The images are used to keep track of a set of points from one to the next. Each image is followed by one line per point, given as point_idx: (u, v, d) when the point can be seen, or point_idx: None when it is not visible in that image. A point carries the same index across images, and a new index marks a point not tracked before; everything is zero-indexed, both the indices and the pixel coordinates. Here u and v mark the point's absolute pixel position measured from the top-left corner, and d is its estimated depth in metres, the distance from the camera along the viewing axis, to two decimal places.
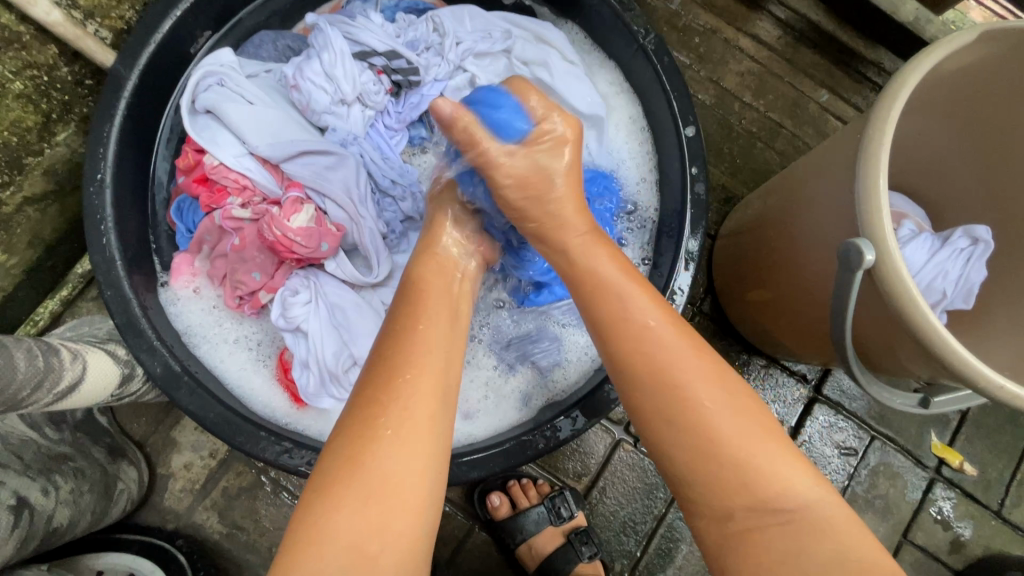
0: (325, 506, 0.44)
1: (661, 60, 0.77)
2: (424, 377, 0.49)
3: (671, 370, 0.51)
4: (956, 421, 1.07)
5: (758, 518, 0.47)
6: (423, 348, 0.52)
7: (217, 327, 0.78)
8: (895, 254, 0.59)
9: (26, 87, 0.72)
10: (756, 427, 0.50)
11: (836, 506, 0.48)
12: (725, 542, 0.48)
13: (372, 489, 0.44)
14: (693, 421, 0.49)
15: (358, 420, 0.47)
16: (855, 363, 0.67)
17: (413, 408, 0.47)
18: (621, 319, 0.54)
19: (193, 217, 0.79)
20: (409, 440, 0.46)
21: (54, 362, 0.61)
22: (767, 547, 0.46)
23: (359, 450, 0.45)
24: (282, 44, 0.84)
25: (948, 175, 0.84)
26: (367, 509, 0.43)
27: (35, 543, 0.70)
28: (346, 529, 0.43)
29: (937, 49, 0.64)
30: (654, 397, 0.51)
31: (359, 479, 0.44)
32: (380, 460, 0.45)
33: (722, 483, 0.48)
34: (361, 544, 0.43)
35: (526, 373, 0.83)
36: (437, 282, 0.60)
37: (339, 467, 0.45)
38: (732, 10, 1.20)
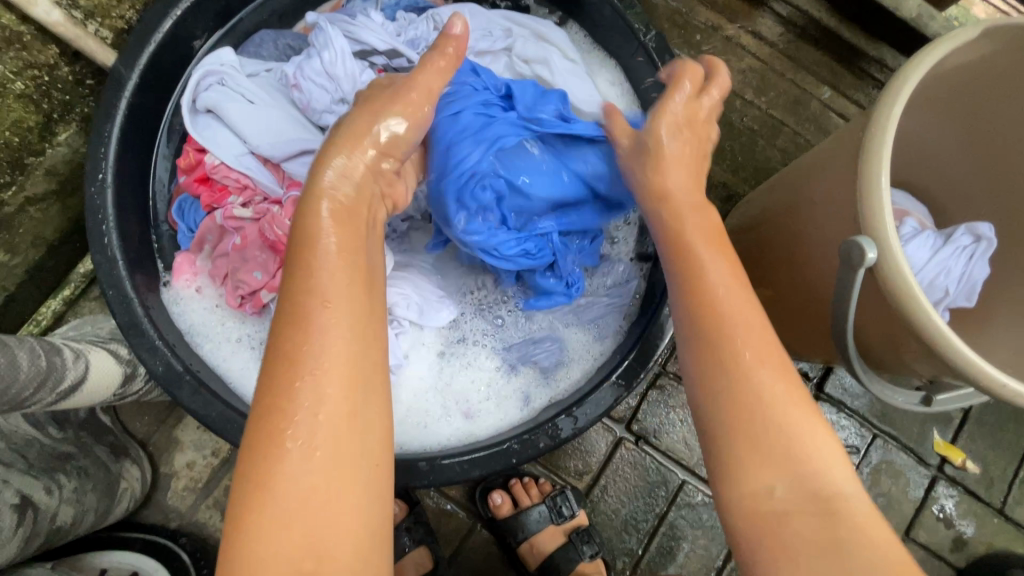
0: (252, 520, 0.42)
1: (663, 60, 0.78)
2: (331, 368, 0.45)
3: (733, 331, 0.53)
4: (958, 420, 1.06)
5: (796, 504, 0.46)
6: (328, 330, 0.47)
7: (220, 327, 0.78)
8: (897, 253, 0.59)
9: (28, 87, 0.72)
10: (788, 393, 0.50)
11: (865, 501, 0.47)
12: (759, 524, 0.47)
13: (304, 489, 0.43)
14: (742, 380, 0.51)
15: (268, 426, 0.44)
16: (856, 360, 0.68)
17: (325, 401, 0.45)
18: (699, 291, 0.57)
19: (194, 216, 0.80)
20: (326, 438, 0.44)
21: (57, 361, 0.61)
22: (795, 536, 0.45)
23: (273, 457, 0.43)
24: (282, 43, 0.84)
25: (950, 172, 0.84)
26: (299, 513, 0.42)
27: (38, 542, 0.70)
28: (279, 540, 0.42)
29: (940, 45, 0.64)
30: (716, 351, 0.53)
31: (278, 481, 0.43)
32: (298, 465, 0.43)
33: (756, 459, 0.48)
34: (300, 544, 0.42)
35: (529, 373, 0.83)
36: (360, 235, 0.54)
37: (257, 477, 0.43)
38: (734, 8, 1.20)
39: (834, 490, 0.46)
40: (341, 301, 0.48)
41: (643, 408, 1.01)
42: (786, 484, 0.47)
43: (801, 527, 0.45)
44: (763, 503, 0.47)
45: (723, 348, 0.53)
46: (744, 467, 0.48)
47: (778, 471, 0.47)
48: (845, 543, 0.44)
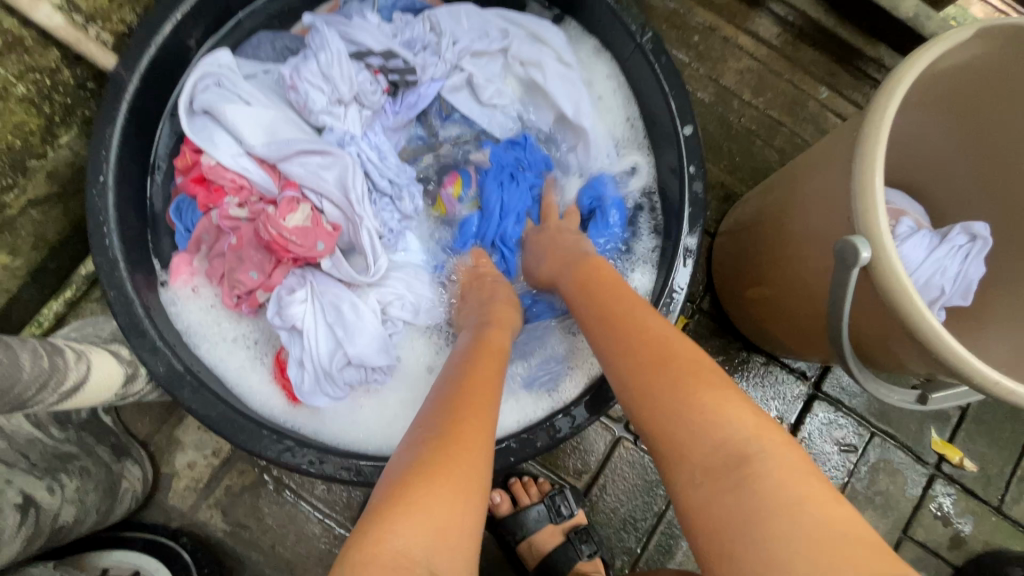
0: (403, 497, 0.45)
1: (659, 59, 0.78)
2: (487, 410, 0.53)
3: (642, 330, 0.58)
4: (956, 418, 1.07)
5: (715, 475, 0.47)
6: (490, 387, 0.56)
7: (217, 327, 0.78)
8: (891, 252, 0.59)
9: (29, 90, 0.73)
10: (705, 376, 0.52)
11: (785, 461, 0.46)
12: (700, 510, 0.47)
13: (447, 502, 0.45)
14: (657, 365, 0.54)
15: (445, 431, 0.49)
16: (850, 358, 0.68)
17: (481, 429, 0.51)
18: (610, 321, 0.61)
19: (192, 217, 0.80)
20: (480, 457, 0.49)
21: (59, 362, 0.62)
22: (719, 509, 0.45)
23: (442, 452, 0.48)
24: (280, 45, 0.85)
25: (945, 172, 0.85)
26: (440, 522, 0.44)
27: (41, 541, 0.70)
28: (418, 527, 0.43)
29: (932, 45, 0.64)
30: (629, 355, 0.56)
31: (435, 487, 0.45)
32: (460, 468, 0.47)
33: (676, 438, 0.50)
34: (429, 553, 0.42)
35: (530, 392, 0.80)
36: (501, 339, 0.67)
37: (420, 464, 0.47)
38: (731, 9, 1.20)
39: (758, 466, 0.46)
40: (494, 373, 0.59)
41: None
42: (703, 461, 0.48)
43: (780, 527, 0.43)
44: (692, 489, 0.48)
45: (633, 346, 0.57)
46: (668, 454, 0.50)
47: (696, 446, 0.49)
48: (761, 508, 0.44)
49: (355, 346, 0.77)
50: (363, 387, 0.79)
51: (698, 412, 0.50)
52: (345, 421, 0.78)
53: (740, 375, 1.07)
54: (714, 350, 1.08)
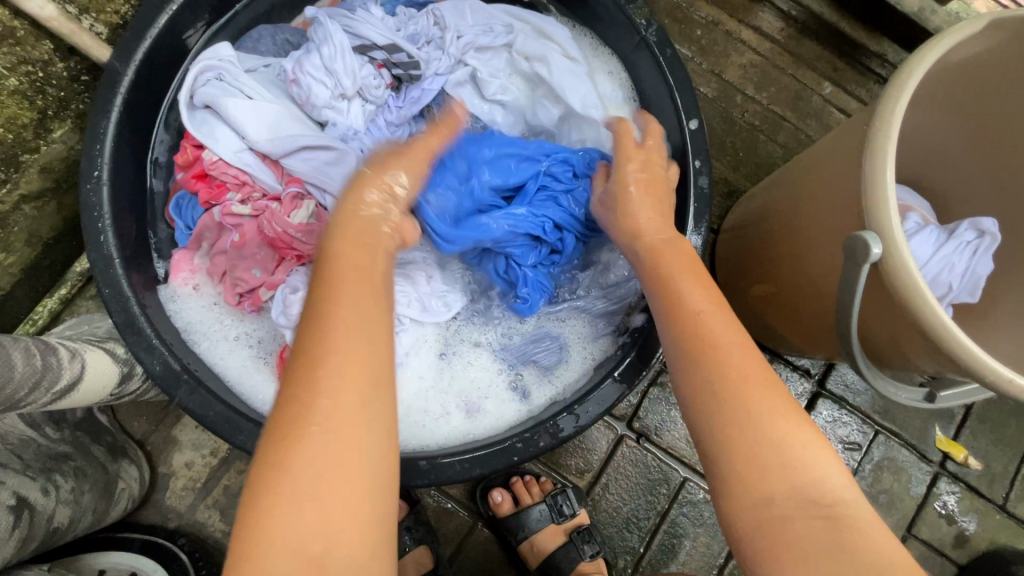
0: (259, 516, 0.43)
1: (663, 52, 0.77)
2: (337, 373, 0.47)
3: (722, 347, 0.53)
4: (961, 416, 1.06)
5: (801, 508, 0.46)
6: (340, 330, 0.49)
7: (217, 324, 0.77)
8: (902, 248, 0.58)
9: (21, 83, 0.71)
10: (785, 410, 0.50)
11: (867, 506, 0.47)
12: (768, 530, 0.46)
13: (309, 490, 0.43)
14: (733, 406, 0.50)
15: (283, 427, 0.45)
16: (858, 355, 0.67)
17: (332, 401, 0.46)
18: (714, 351, 0.52)
19: (192, 214, 0.79)
20: (337, 431, 0.45)
21: (53, 361, 0.60)
22: (797, 543, 0.45)
23: (285, 450, 0.44)
24: (281, 38, 0.83)
25: (953, 168, 0.84)
26: (303, 511, 0.43)
27: (35, 544, 0.69)
28: (283, 539, 0.42)
29: (943, 39, 0.63)
30: (709, 381, 0.51)
31: (288, 483, 0.43)
32: (302, 462, 0.44)
33: (758, 467, 0.48)
34: (303, 546, 0.42)
35: (528, 371, 0.82)
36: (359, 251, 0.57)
37: (271, 468, 0.44)
38: (734, 3, 1.19)
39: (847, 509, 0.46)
40: (352, 309, 0.51)
41: (644, 406, 1.01)
42: (786, 492, 0.47)
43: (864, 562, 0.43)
44: (769, 510, 0.47)
45: (710, 364, 0.52)
46: (740, 475, 0.48)
47: (779, 480, 0.47)
48: (846, 545, 0.44)
49: None
50: None
51: (782, 447, 0.48)
52: None
53: None
54: None
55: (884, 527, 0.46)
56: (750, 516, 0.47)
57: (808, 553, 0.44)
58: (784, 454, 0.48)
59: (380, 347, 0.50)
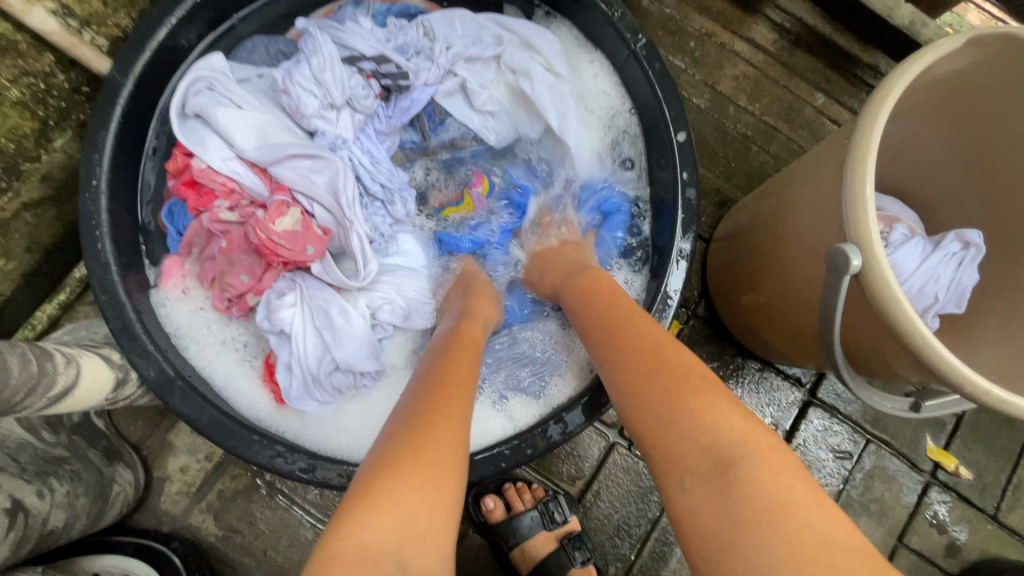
0: (383, 484, 0.45)
1: (652, 66, 0.78)
2: (456, 403, 0.54)
3: (646, 342, 0.58)
4: (952, 425, 1.06)
5: (702, 477, 0.47)
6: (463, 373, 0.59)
7: (208, 331, 0.78)
8: (882, 261, 0.59)
9: (23, 94, 0.73)
10: (696, 388, 0.52)
11: (781, 473, 0.45)
12: (680, 501, 0.47)
13: (426, 478, 0.46)
14: (650, 388, 0.54)
15: (416, 424, 0.50)
16: (842, 365, 0.68)
17: (455, 418, 0.52)
18: (627, 343, 0.59)
19: (184, 221, 0.80)
20: (455, 444, 0.50)
21: (49, 366, 0.61)
22: (701, 507, 0.46)
23: (426, 438, 0.48)
24: (274, 49, 0.85)
25: (939, 181, 0.85)
26: (420, 495, 0.45)
27: (29, 546, 0.70)
28: (395, 512, 0.43)
29: (925, 55, 0.64)
30: (633, 368, 0.56)
31: (417, 464, 0.46)
32: (434, 453, 0.48)
33: (671, 437, 0.50)
34: (415, 523, 0.44)
35: (516, 398, 0.81)
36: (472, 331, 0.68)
37: (402, 447, 0.47)
38: (728, 15, 1.21)
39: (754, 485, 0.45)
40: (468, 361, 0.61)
41: None
42: (693, 461, 0.48)
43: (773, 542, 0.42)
44: (684, 495, 0.47)
45: (639, 356, 0.57)
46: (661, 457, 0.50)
47: (690, 449, 0.48)
48: (738, 509, 0.44)
49: (343, 351, 0.78)
50: (352, 391, 0.80)
51: (692, 416, 0.50)
52: (329, 422, 0.78)
53: (736, 381, 1.07)
54: (709, 355, 1.08)
55: (804, 490, 0.45)
56: (669, 488, 0.49)
57: (719, 530, 0.44)
58: (697, 423, 0.49)
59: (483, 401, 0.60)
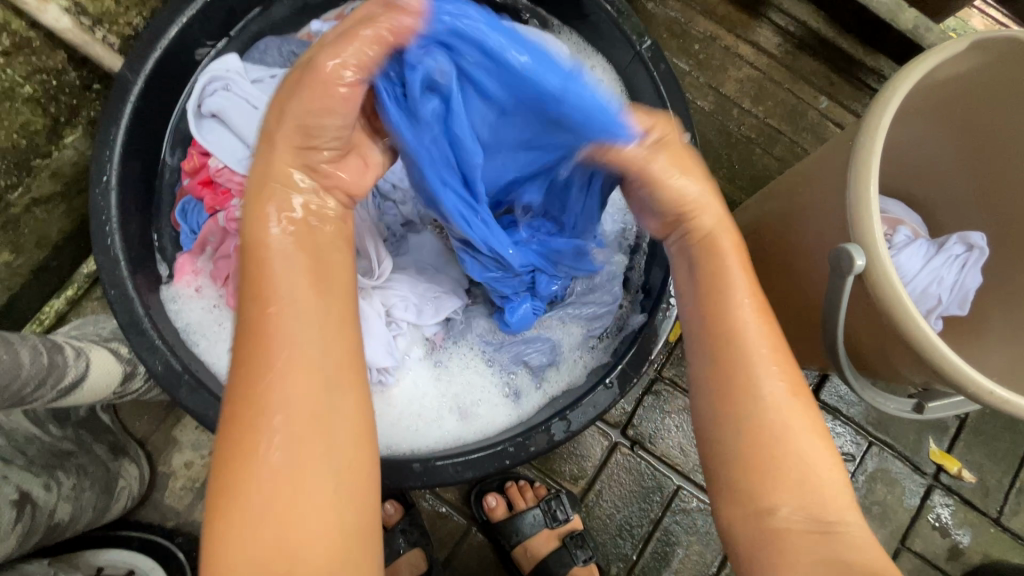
0: (220, 531, 0.40)
1: (658, 67, 0.79)
2: (291, 375, 0.42)
3: (752, 357, 0.49)
4: (954, 428, 1.06)
5: (800, 521, 0.46)
6: (281, 341, 0.42)
7: (217, 327, 0.78)
8: (887, 262, 0.60)
9: (36, 91, 0.74)
10: (811, 429, 0.49)
11: (866, 524, 0.47)
12: (760, 539, 0.47)
13: (275, 500, 0.40)
14: (759, 422, 0.48)
15: (232, 437, 0.41)
16: (845, 366, 0.69)
17: (287, 400, 0.41)
18: (729, 338, 0.50)
19: (197, 218, 0.81)
20: (297, 431, 0.41)
21: (59, 359, 0.61)
22: (794, 550, 0.45)
23: (240, 452, 0.41)
24: (286, 49, 0.84)
25: (943, 184, 0.85)
26: (267, 526, 0.39)
27: (37, 538, 0.70)
28: (251, 552, 0.39)
29: (929, 57, 0.64)
30: (733, 392, 0.49)
31: (247, 494, 0.40)
32: (264, 466, 0.40)
33: (772, 478, 0.47)
34: (270, 552, 0.39)
35: (521, 373, 0.83)
36: (304, 253, 0.46)
37: (228, 473, 0.40)
38: (732, 19, 1.22)
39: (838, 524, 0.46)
40: (288, 312, 0.43)
41: (639, 413, 1.02)
42: (792, 504, 0.46)
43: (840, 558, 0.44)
44: (770, 521, 0.46)
45: (736, 378, 0.49)
46: (748, 494, 0.47)
47: (790, 491, 0.46)
48: (845, 560, 0.44)
49: None
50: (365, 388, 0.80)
51: (803, 460, 0.47)
52: None
53: None
54: None
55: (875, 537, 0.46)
56: (751, 527, 0.47)
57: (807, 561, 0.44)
58: (803, 469, 0.47)
59: (336, 347, 0.44)
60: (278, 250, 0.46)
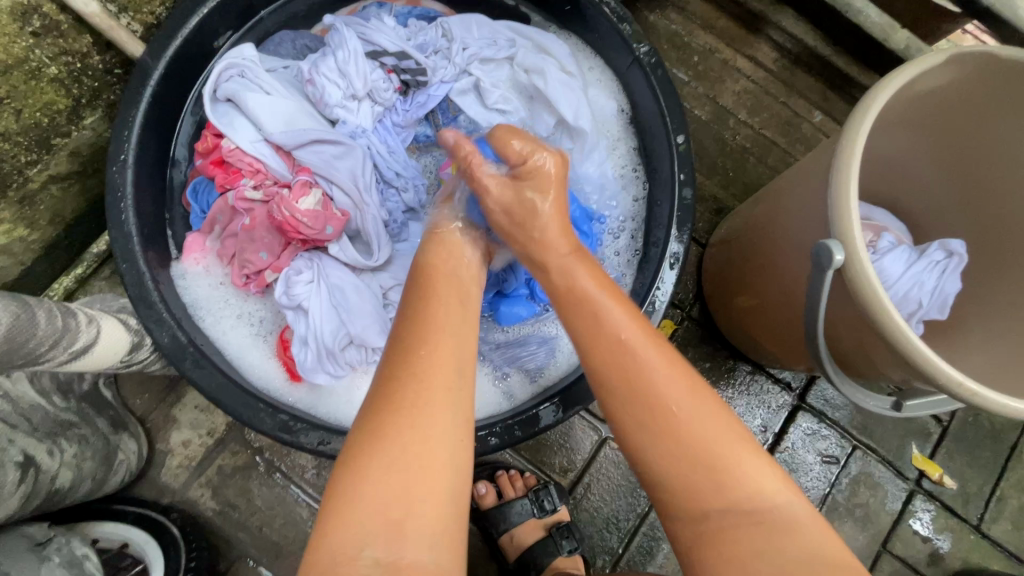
0: (346, 486, 0.46)
1: (655, 72, 0.82)
2: (437, 368, 0.51)
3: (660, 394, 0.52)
4: (937, 435, 1.09)
5: (732, 519, 0.50)
6: (437, 335, 0.54)
7: (223, 304, 0.82)
8: (863, 257, 0.63)
9: (61, 72, 0.77)
10: (730, 430, 0.52)
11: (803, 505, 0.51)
12: (700, 543, 0.51)
13: (401, 472, 0.46)
14: (672, 432, 0.51)
15: (377, 403, 0.49)
16: (827, 360, 0.71)
17: (431, 384, 0.50)
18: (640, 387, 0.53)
19: (207, 198, 0.84)
20: (432, 408, 0.49)
21: (71, 324, 0.64)
22: (744, 548, 0.49)
23: (379, 424, 0.48)
24: (300, 43, 0.91)
25: (927, 194, 0.88)
26: (389, 488, 0.46)
27: (38, 501, 0.72)
28: (371, 508, 0.45)
29: (910, 67, 0.67)
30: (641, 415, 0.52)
31: (381, 453, 0.47)
32: (407, 433, 0.48)
33: (706, 485, 0.51)
34: (384, 514, 0.45)
35: (515, 375, 0.85)
36: (443, 277, 0.62)
37: (366, 438, 0.48)
38: (732, 33, 1.26)
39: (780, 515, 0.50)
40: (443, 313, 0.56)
41: None
42: (727, 510, 0.50)
43: (744, 532, 0.49)
44: (704, 523, 0.50)
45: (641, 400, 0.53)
46: (680, 500, 0.51)
47: (714, 497, 0.50)
48: (790, 551, 0.48)
49: (357, 327, 0.81)
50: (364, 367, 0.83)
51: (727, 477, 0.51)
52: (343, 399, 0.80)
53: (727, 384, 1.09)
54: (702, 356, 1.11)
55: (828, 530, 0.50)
56: (688, 530, 0.51)
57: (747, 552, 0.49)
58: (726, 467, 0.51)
59: (464, 354, 0.54)
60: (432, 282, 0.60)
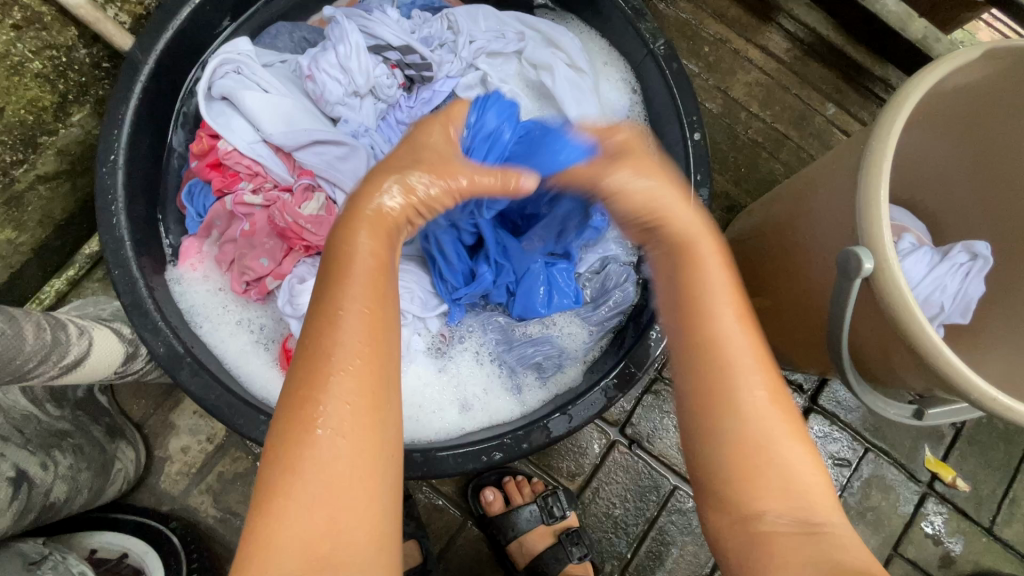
0: (265, 513, 0.41)
1: (670, 66, 0.79)
2: (350, 371, 0.44)
3: (728, 374, 0.50)
4: (950, 437, 1.07)
5: (788, 525, 0.46)
6: (350, 327, 0.45)
7: (222, 310, 0.79)
8: (893, 265, 0.60)
9: (45, 67, 0.73)
10: (786, 424, 0.49)
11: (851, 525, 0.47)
12: (747, 543, 0.47)
13: (326, 492, 0.41)
14: (739, 430, 0.49)
15: (287, 416, 0.43)
16: (849, 367, 0.68)
17: (343, 397, 0.43)
18: (723, 371, 0.50)
19: (204, 202, 0.81)
20: (353, 432, 0.43)
21: (61, 337, 0.61)
22: (789, 552, 0.45)
23: (294, 442, 0.42)
24: (298, 35, 0.86)
25: (950, 194, 0.85)
26: (314, 509, 0.41)
27: (32, 516, 0.70)
28: (308, 521, 0.41)
29: (941, 64, 0.64)
30: (711, 405, 0.50)
31: (301, 475, 0.42)
32: (327, 450, 0.42)
33: (759, 483, 0.48)
34: (319, 537, 0.40)
35: (526, 374, 0.83)
36: (379, 241, 0.51)
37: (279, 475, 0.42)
38: (744, 22, 1.22)
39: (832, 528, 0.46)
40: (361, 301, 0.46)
41: (637, 412, 1.02)
42: (779, 506, 0.47)
43: (791, 542, 0.45)
44: (758, 523, 0.47)
45: (715, 367, 0.51)
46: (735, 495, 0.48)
47: (770, 493, 0.47)
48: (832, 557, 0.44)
49: None
50: None
51: (781, 466, 0.48)
52: None
53: None
54: None
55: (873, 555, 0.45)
56: (741, 531, 0.47)
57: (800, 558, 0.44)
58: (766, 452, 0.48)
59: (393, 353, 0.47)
60: (361, 251, 0.49)
